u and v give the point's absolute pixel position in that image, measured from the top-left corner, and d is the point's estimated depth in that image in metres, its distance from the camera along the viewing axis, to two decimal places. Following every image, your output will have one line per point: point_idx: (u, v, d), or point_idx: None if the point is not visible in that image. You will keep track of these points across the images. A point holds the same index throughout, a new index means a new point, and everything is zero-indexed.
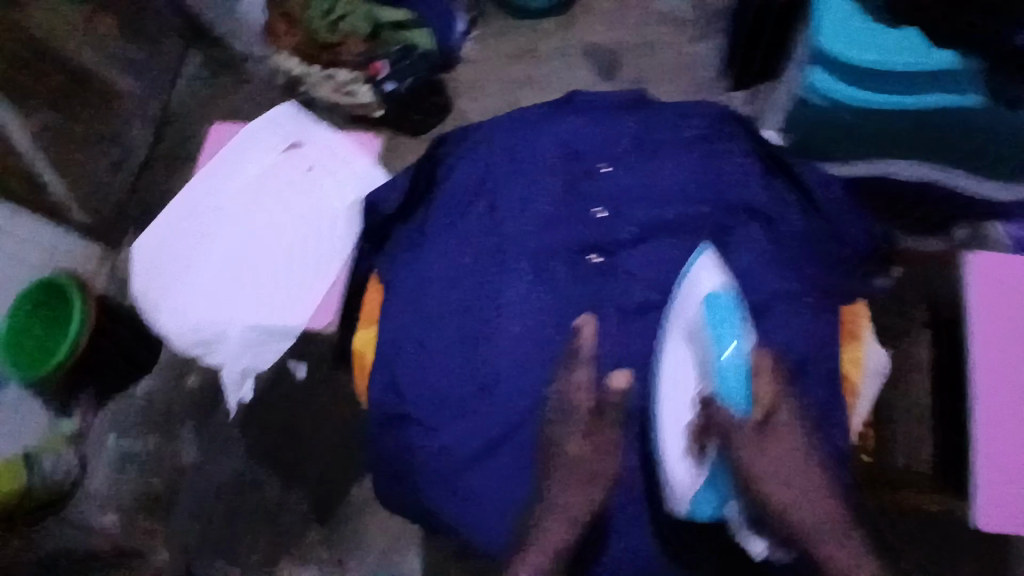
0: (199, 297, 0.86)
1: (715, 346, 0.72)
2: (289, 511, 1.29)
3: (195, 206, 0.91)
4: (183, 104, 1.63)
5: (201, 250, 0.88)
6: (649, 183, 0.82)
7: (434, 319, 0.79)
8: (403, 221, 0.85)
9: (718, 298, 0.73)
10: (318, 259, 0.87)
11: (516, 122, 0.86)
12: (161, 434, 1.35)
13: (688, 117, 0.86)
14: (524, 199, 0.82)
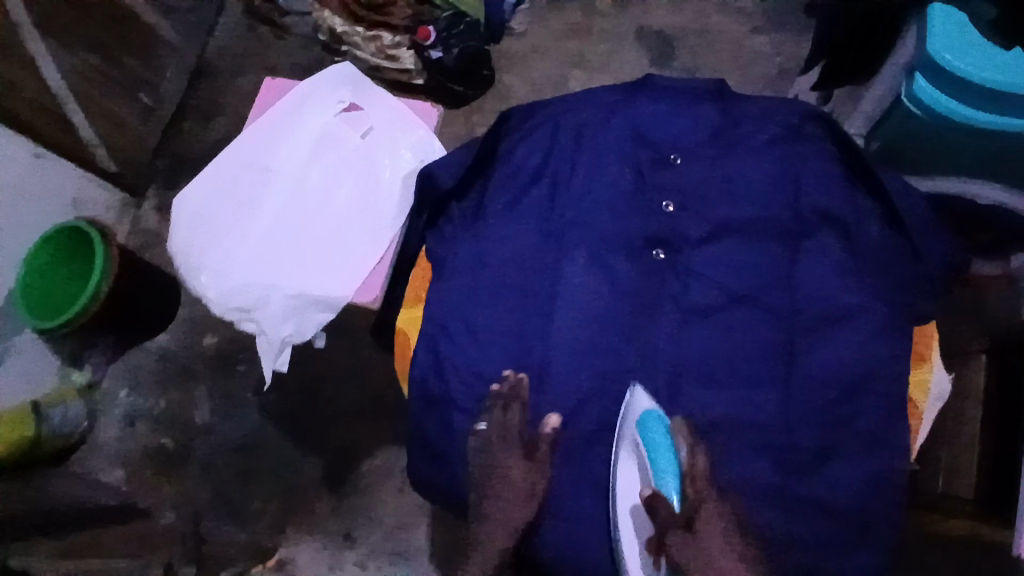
0: (242, 260, 0.81)
1: (654, 470, 0.67)
2: (303, 480, 1.25)
3: (244, 162, 0.86)
4: (218, 56, 1.60)
5: (247, 210, 0.83)
6: (725, 180, 0.75)
7: (484, 304, 0.74)
8: (457, 197, 0.79)
9: (649, 422, 0.67)
10: (371, 232, 0.82)
11: (585, 102, 0.80)
12: (176, 392, 1.32)
13: (771, 112, 0.79)
14: (588, 184, 0.75)
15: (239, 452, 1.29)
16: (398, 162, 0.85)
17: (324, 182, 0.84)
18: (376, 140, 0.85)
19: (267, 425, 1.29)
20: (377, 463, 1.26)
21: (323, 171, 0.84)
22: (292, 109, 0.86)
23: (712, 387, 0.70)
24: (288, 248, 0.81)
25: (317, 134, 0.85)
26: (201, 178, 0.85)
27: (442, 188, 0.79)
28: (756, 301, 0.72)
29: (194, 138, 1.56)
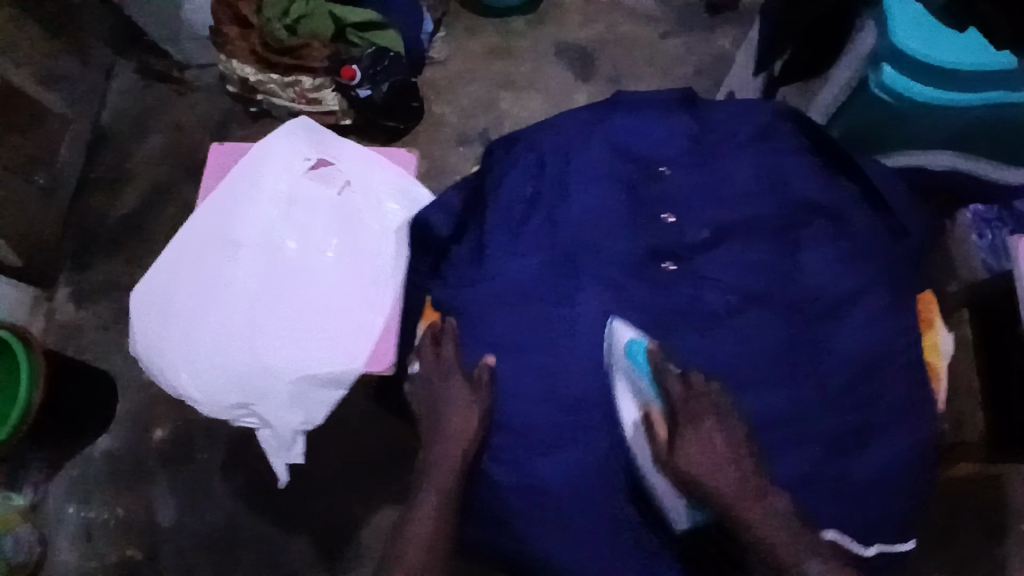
0: (231, 347, 0.73)
1: (647, 384, 0.67)
2: (292, 556, 1.21)
3: (207, 239, 0.77)
4: (114, 123, 1.49)
5: (224, 292, 0.75)
6: (717, 184, 0.75)
7: (506, 347, 0.72)
8: (454, 240, 0.77)
9: (634, 345, 0.68)
10: (371, 293, 0.77)
11: (566, 125, 0.79)
12: (132, 493, 1.27)
13: (745, 112, 0.80)
14: (585, 207, 0.74)
15: (214, 543, 1.24)
16: (384, 215, 0.81)
17: (308, 247, 0.77)
18: (355, 195, 0.81)
19: (239, 510, 1.25)
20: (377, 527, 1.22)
21: (304, 236, 0.78)
22: (253, 173, 0.78)
23: (746, 394, 0.69)
24: (284, 326, 0.74)
25: (288, 196, 0.79)
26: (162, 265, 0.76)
27: (438, 232, 0.78)
28: (771, 296, 0.72)
29: (102, 215, 1.43)
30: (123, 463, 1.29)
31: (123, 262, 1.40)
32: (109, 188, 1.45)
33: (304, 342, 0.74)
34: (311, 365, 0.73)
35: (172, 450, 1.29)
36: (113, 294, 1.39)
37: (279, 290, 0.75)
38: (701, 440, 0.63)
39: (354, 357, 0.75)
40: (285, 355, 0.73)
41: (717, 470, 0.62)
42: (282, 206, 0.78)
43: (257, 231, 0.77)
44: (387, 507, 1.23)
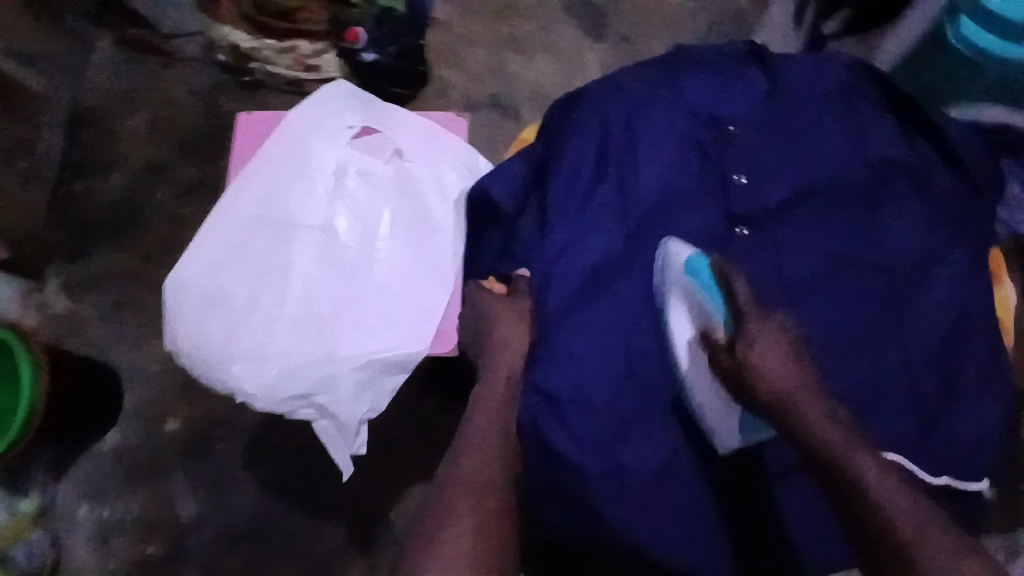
0: (292, 331, 0.72)
1: (708, 301, 0.68)
2: (325, 547, 1.16)
3: (252, 220, 0.75)
4: (93, 99, 1.37)
5: (276, 276, 0.74)
6: (789, 145, 0.72)
7: (584, 323, 0.69)
8: (519, 215, 0.72)
9: (694, 264, 0.68)
10: (429, 272, 0.76)
11: (633, 81, 0.74)
12: (149, 490, 1.20)
13: (816, 67, 0.75)
14: (657, 173, 0.71)
15: (239, 536, 1.18)
16: (439, 187, 0.79)
17: (361, 226, 0.76)
18: (406, 167, 0.78)
19: (264, 500, 1.19)
20: (406, 509, 1.16)
21: (355, 215, 0.77)
22: (297, 148, 0.76)
23: (832, 360, 0.67)
24: (342, 309, 0.74)
25: (336, 172, 0.77)
26: (206, 247, 0.73)
27: (502, 205, 0.72)
28: (853, 259, 0.70)
29: (91, 199, 1.34)
30: (135, 459, 1.22)
31: (117, 249, 1.31)
32: (94, 170, 1.35)
33: (365, 324, 0.74)
34: (375, 348, 0.73)
35: (187, 442, 1.22)
36: (111, 284, 1.30)
37: (335, 268, 0.75)
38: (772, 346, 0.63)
39: (418, 335, 0.74)
40: (349, 336, 0.73)
41: (779, 377, 0.63)
42: (330, 181, 0.77)
43: (306, 209, 0.75)
44: (419, 489, 1.17)
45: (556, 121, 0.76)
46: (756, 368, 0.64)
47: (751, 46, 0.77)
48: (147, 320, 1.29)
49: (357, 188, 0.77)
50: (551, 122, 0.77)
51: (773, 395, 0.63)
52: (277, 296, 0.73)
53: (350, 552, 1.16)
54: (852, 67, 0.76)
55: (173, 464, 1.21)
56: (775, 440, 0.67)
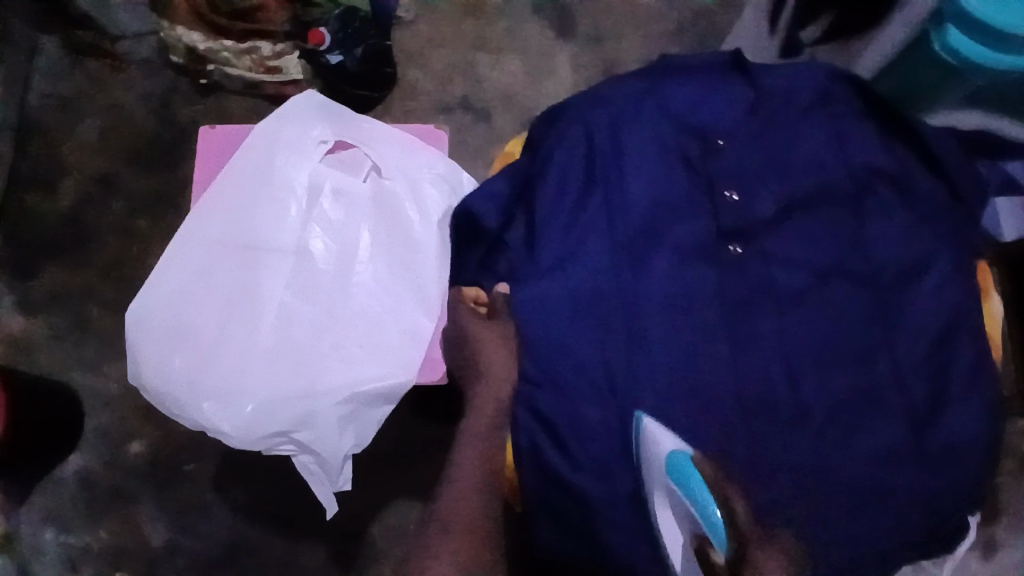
0: (266, 362, 0.69)
1: (700, 517, 0.59)
2: (306, 567, 1.11)
3: (219, 245, 0.72)
4: (41, 106, 1.29)
5: (246, 304, 0.71)
6: (774, 155, 0.72)
7: (575, 342, 0.66)
8: (506, 229, 0.71)
9: (678, 465, 0.60)
10: (411, 295, 0.74)
11: (617, 95, 0.74)
12: (115, 517, 1.15)
13: (798, 75, 0.75)
14: (644, 188, 0.69)
15: (213, 561, 1.13)
16: (419, 205, 0.75)
17: (337, 248, 0.74)
18: (384, 184, 0.75)
19: (239, 523, 1.14)
20: (387, 524, 1.13)
21: (331, 236, 0.74)
22: (266, 167, 0.73)
23: (824, 370, 0.67)
24: (320, 337, 0.71)
25: (309, 192, 0.74)
26: (173, 275, 0.71)
27: (488, 221, 0.72)
28: (843, 269, 0.69)
29: (42, 212, 1.26)
30: (99, 486, 1.16)
31: (72, 264, 1.25)
32: (43, 181, 1.27)
33: (344, 353, 0.71)
34: (356, 377, 0.70)
35: (154, 465, 1.17)
36: (66, 302, 1.23)
37: (311, 292, 0.72)
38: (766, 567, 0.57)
39: (402, 362, 0.72)
40: (327, 366, 0.70)
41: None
42: (303, 201, 0.74)
43: (278, 232, 0.73)
44: (402, 504, 1.13)
45: (539, 135, 0.77)
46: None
47: (733, 54, 0.76)
48: (106, 339, 1.22)
49: (332, 208, 0.74)
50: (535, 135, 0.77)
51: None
52: (249, 325, 0.70)
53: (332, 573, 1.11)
54: (831, 72, 0.76)
55: (141, 489, 1.16)
56: (782, 458, 0.64)
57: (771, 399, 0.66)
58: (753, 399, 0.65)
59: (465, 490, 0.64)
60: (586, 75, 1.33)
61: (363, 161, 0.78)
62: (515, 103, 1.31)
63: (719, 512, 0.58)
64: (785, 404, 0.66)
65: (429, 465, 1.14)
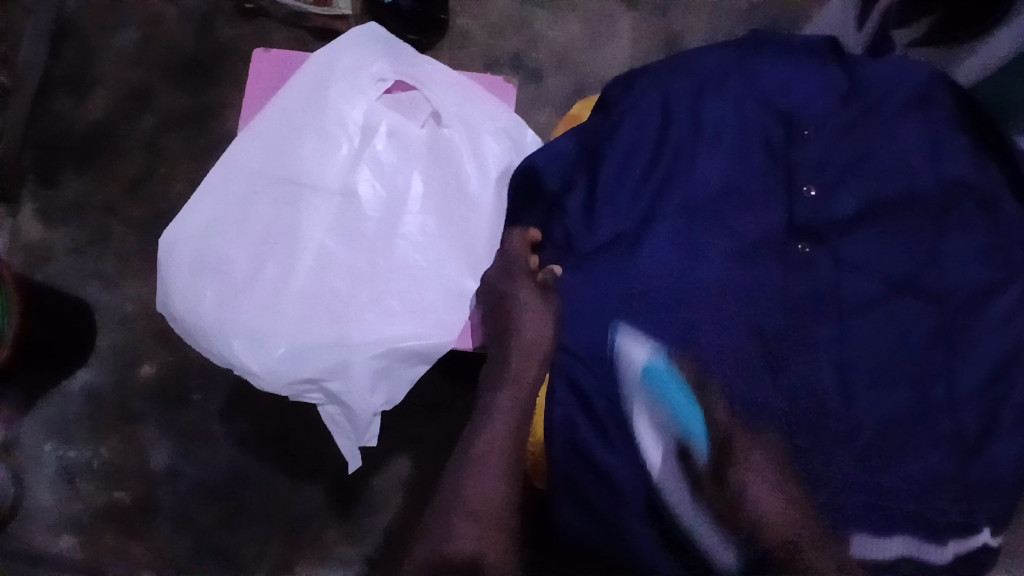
0: (301, 305, 0.67)
1: (677, 413, 0.61)
2: (303, 506, 1.10)
3: (260, 176, 0.68)
4: (81, 9, 1.25)
5: (285, 242, 0.68)
6: (859, 153, 0.68)
7: (625, 322, 0.62)
8: (566, 193, 0.68)
9: (656, 368, 0.61)
10: (460, 252, 0.71)
11: (703, 67, 0.69)
12: (118, 435, 1.14)
13: (894, 74, 0.70)
14: (714, 170, 0.65)
15: (213, 490, 1.12)
16: (477, 159, 0.72)
17: (385, 193, 0.71)
18: (442, 132, 0.72)
19: (241, 456, 1.12)
20: (386, 476, 1.09)
21: (380, 180, 0.71)
22: (319, 98, 0.69)
23: (879, 380, 0.63)
24: (359, 287, 0.68)
25: (363, 130, 0.70)
26: (209, 202, 0.66)
27: (548, 182, 0.68)
28: (915, 284, 0.65)
29: (71, 118, 1.23)
30: (105, 402, 1.15)
31: (97, 177, 1.21)
32: (74, 88, 1.23)
33: (382, 305, 0.69)
34: (393, 334, 0.67)
35: (162, 388, 1.15)
36: (87, 213, 1.20)
37: (355, 237, 0.69)
38: (758, 449, 0.60)
39: (444, 320, 0.69)
40: (363, 317, 0.68)
41: (761, 480, 0.59)
42: (355, 142, 0.70)
43: (325, 169, 0.69)
44: (400, 460, 1.09)
45: (614, 97, 0.73)
46: (742, 487, 0.59)
47: (828, 41, 0.72)
48: (124, 258, 1.19)
49: (385, 153, 0.71)
50: (606, 97, 0.73)
51: (768, 522, 0.58)
52: (287, 265, 0.67)
53: (326, 517, 1.09)
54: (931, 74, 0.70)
55: (147, 409, 1.15)
56: (831, 462, 0.60)
57: (818, 405, 0.62)
58: (805, 401, 0.62)
59: (481, 480, 0.62)
60: (646, 46, 1.25)
61: (422, 102, 0.73)
62: (568, 66, 1.24)
63: (695, 405, 0.61)
64: (837, 412, 0.62)
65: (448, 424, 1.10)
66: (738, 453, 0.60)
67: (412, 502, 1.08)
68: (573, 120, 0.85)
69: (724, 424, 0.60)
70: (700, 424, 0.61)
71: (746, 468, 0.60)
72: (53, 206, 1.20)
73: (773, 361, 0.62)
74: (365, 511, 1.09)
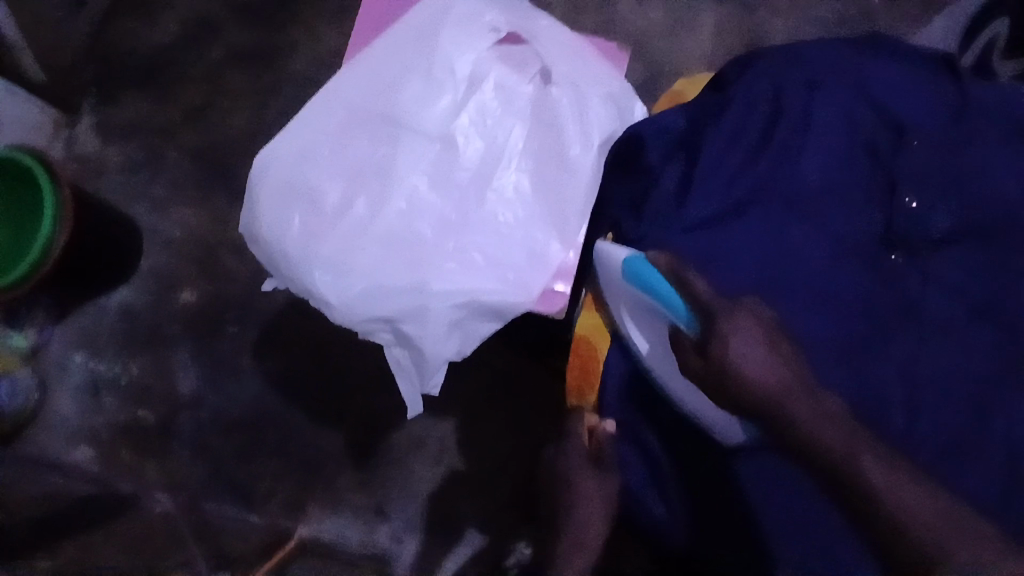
0: (387, 246, 0.68)
1: (664, 307, 0.59)
2: (323, 451, 1.10)
3: (360, 110, 0.68)
4: None
5: (379, 180, 0.68)
6: (964, 171, 0.65)
7: (723, 277, 0.62)
8: (662, 169, 0.68)
9: (632, 263, 0.62)
10: (548, 216, 0.71)
11: (823, 62, 0.69)
12: (148, 355, 1.15)
13: (1011, 97, 0.67)
14: (816, 170, 0.65)
15: (237, 421, 1.12)
16: (581, 123, 0.72)
17: (483, 145, 0.70)
18: (549, 91, 0.71)
19: (268, 393, 1.13)
20: (409, 432, 1.08)
21: (478, 131, 0.70)
22: (430, 40, 0.69)
23: (950, 400, 0.60)
24: (446, 235, 0.69)
25: (469, 79, 0.69)
26: (314, 132, 0.68)
27: (648, 156, 0.68)
28: (1000, 311, 0.61)
29: (141, 38, 1.22)
30: (140, 321, 1.16)
31: (160, 98, 1.21)
32: (147, 9, 1.23)
33: (465, 257, 0.69)
34: (473, 288, 0.68)
35: (198, 315, 1.16)
36: (146, 133, 1.21)
37: (448, 184, 0.69)
38: (747, 320, 0.53)
39: (523, 280, 0.69)
40: (445, 264, 0.68)
41: (753, 349, 0.51)
42: (462, 89, 0.69)
43: (427, 114, 0.69)
44: (425, 418, 1.08)
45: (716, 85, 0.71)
46: (727, 361, 0.51)
47: (945, 56, 0.70)
48: (176, 183, 1.19)
49: (489, 104, 0.70)
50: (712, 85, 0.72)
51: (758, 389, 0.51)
52: (380, 204, 0.68)
53: (344, 464, 1.09)
54: None
55: (180, 334, 1.15)
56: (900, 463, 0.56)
57: (882, 419, 0.60)
58: (875, 407, 0.60)
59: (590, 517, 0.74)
60: (726, 43, 1.16)
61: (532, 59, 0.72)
62: (641, 53, 1.16)
63: (676, 296, 0.58)
64: (907, 420, 0.60)
65: (491, 391, 1.08)
66: (724, 325, 0.53)
67: (428, 459, 1.07)
68: (676, 98, 0.83)
69: (706, 299, 0.56)
70: (682, 307, 0.57)
71: (738, 337, 0.52)
72: (114, 122, 1.21)
73: (855, 352, 0.62)
74: (384, 465, 1.08)
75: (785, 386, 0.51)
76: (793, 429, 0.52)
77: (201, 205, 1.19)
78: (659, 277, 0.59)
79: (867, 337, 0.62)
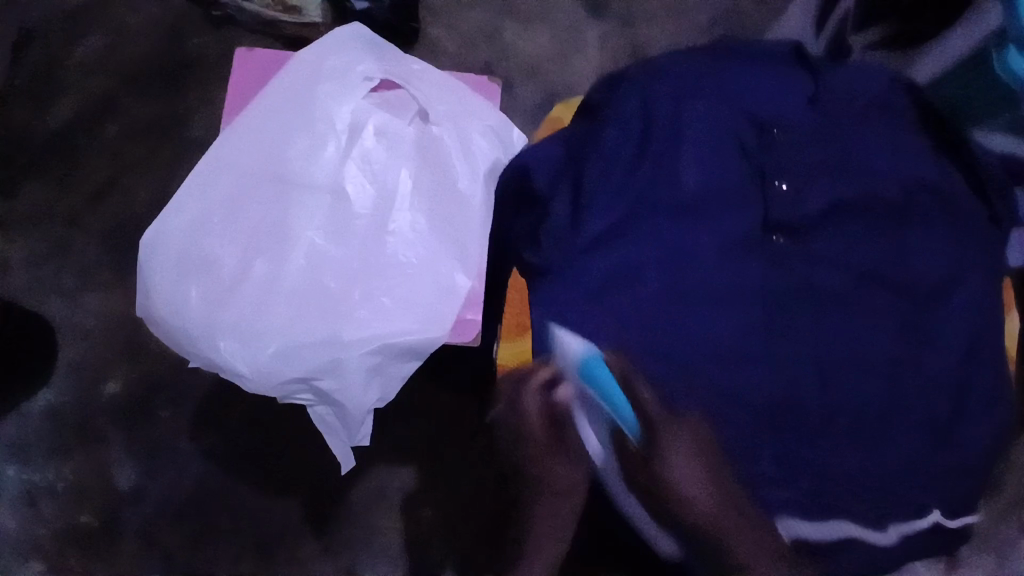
0: (291, 304, 0.68)
1: (614, 412, 0.63)
2: (280, 521, 1.06)
3: (245, 174, 0.69)
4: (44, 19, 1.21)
5: (275, 242, 0.68)
6: (832, 155, 0.69)
7: (631, 295, 0.64)
8: (552, 195, 0.68)
9: (589, 363, 0.62)
10: (448, 248, 0.72)
11: (695, 64, 0.73)
12: (82, 455, 1.09)
13: (862, 83, 0.73)
14: (695, 168, 0.67)
15: (184, 506, 1.07)
16: (466, 156, 0.74)
17: (375, 190, 0.72)
18: (430, 130, 0.74)
19: (212, 474, 1.08)
20: (366, 488, 1.06)
21: (368, 178, 0.72)
22: (306, 94, 0.70)
23: (856, 367, 0.64)
24: (349, 284, 0.69)
25: (351, 128, 0.71)
26: (199, 201, 0.68)
27: (538, 184, 0.69)
28: (881, 275, 0.67)
29: (30, 130, 1.18)
30: (68, 420, 1.10)
31: (57, 188, 1.17)
32: (33, 100, 1.19)
33: (372, 302, 0.69)
34: (383, 333, 0.68)
35: (127, 405, 1.10)
36: (47, 227, 1.16)
37: (345, 234, 0.70)
38: (684, 443, 0.61)
39: (433, 316, 0.70)
40: (350, 314, 0.68)
41: (690, 473, 0.61)
42: (343, 138, 0.71)
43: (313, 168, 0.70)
44: (376, 470, 1.06)
45: (595, 104, 0.74)
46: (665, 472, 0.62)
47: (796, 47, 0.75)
48: (86, 272, 1.15)
49: (375, 150, 0.72)
50: (591, 104, 0.75)
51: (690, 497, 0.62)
52: (279, 266, 0.68)
53: (302, 531, 1.06)
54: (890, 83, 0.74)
55: (112, 427, 1.10)
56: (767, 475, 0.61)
57: (799, 405, 0.63)
58: (783, 389, 0.63)
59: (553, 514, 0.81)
60: (613, 56, 1.21)
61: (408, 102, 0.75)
62: (536, 76, 1.20)
63: (628, 405, 0.62)
64: (817, 393, 0.64)
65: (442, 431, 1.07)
66: (665, 447, 0.62)
67: (387, 511, 1.05)
68: (554, 124, 0.87)
69: (655, 417, 0.62)
70: (632, 418, 0.63)
71: (678, 454, 0.61)
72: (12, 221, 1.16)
73: (766, 337, 0.65)
74: (343, 522, 1.05)
75: (715, 507, 0.62)
76: (694, 523, 0.63)
77: (115, 293, 1.14)
78: (611, 384, 0.62)
79: (771, 321, 0.65)
